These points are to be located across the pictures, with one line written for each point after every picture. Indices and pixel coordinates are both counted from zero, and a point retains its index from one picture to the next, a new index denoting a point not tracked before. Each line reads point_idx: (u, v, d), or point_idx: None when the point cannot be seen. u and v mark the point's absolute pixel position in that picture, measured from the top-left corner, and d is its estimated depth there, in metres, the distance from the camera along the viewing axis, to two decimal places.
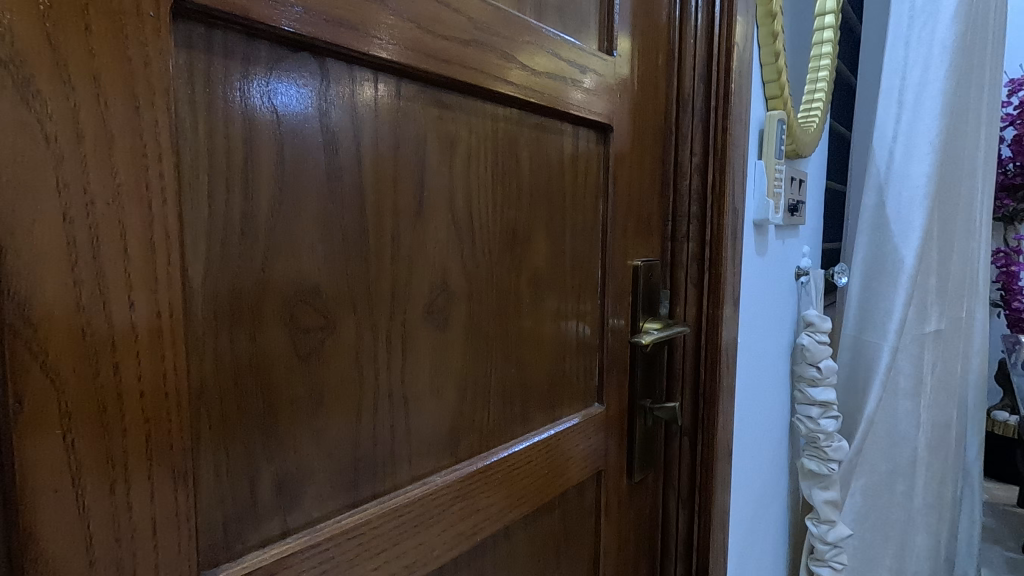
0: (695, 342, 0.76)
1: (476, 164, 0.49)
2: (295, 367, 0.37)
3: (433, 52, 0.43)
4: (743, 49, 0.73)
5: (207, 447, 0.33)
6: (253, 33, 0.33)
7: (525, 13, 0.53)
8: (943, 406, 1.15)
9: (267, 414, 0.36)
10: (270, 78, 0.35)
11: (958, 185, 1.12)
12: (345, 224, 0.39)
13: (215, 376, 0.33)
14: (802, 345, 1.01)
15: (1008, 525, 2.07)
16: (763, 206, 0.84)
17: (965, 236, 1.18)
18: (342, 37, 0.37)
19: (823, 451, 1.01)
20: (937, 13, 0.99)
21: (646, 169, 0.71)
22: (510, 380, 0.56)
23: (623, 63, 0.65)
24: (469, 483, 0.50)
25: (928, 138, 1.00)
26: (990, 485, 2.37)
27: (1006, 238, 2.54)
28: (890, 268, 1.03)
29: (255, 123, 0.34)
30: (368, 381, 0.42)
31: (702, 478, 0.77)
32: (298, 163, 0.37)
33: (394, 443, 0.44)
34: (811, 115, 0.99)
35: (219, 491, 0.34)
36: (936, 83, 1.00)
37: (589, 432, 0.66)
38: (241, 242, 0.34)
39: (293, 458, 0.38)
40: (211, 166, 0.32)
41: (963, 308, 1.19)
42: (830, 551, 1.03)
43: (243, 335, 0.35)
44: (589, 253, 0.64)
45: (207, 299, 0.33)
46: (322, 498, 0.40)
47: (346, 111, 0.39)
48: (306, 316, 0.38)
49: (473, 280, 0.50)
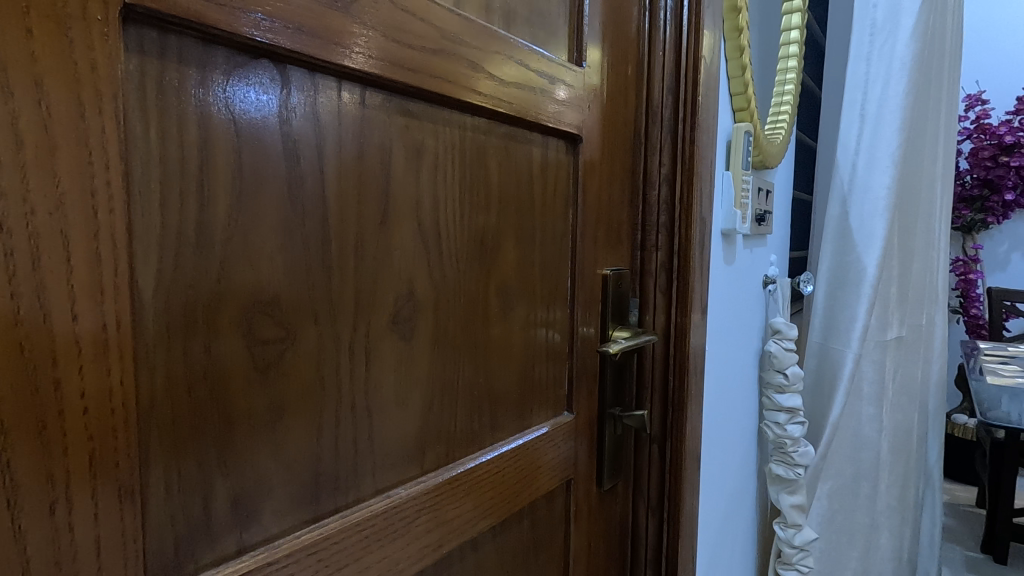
0: (664, 350, 0.76)
1: (444, 171, 0.49)
2: (252, 379, 0.36)
3: (400, 61, 0.43)
4: (710, 63, 0.75)
5: (157, 463, 0.32)
6: (209, 39, 0.33)
7: (494, 23, 0.53)
8: (904, 411, 1.19)
9: (223, 427, 0.35)
10: (229, 84, 0.34)
11: (917, 196, 1.15)
12: (307, 232, 0.39)
13: (167, 391, 0.32)
14: (770, 352, 1.03)
15: (967, 525, 2.14)
16: (731, 216, 0.86)
17: (925, 246, 1.22)
18: (304, 44, 0.36)
19: (790, 456, 1.02)
20: (896, 31, 1.02)
21: (615, 179, 0.72)
22: (478, 389, 0.55)
23: (592, 74, 0.66)
24: (435, 494, 0.49)
25: (888, 151, 1.04)
26: (951, 485, 2.47)
27: (964, 247, 2.68)
28: (853, 277, 1.06)
29: (211, 128, 0.34)
30: (330, 392, 0.41)
31: (671, 485, 0.77)
32: (256, 170, 0.36)
33: (357, 456, 0.43)
34: (778, 128, 1.01)
35: (170, 508, 0.33)
36: (896, 97, 1.03)
37: (559, 440, 0.66)
38: (196, 253, 0.33)
39: (251, 472, 0.37)
40: (164, 173, 0.31)
41: (922, 316, 1.23)
42: (797, 554, 1.04)
43: (198, 347, 0.34)
44: (559, 262, 0.65)
45: (159, 311, 0.32)
46: (281, 514, 0.39)
47: (309, 116, 0.38)
48: (264, 327, 0.37)
49: (441, 289, 0.50)
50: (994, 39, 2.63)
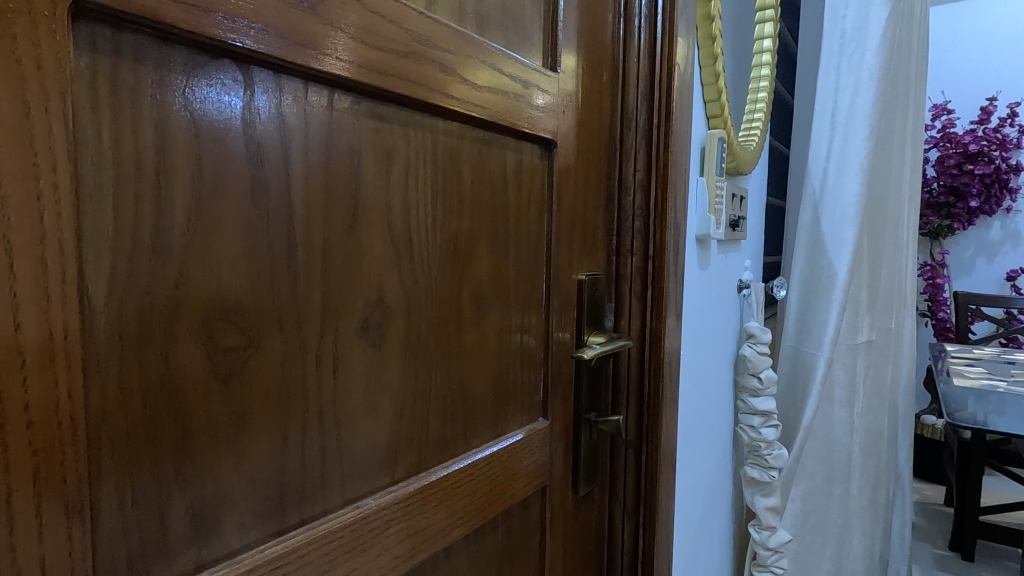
0: (639, 355, 0.77)
1: (416, 175, 0.48)
2: (213, 389, 0.35)
3: (370, 63, 0.42)
4: (683, 70, 0.75)
5: (109, 478, 0.31)
6: (167, 37, 0.32)
7: (467, 26, 0.52)
8: (874, 413, 1.21)
9: (180, 439, 0.34)
10: (190, 84, 0.33)
11: (886, 202, 1.18)
12: (272, 237, 0.38)
13: (120, 402, 0.31)
14: (745, 356, 1.04)
15: (935, 523, 2.20)
16: (705, 222, 0.87)
17: (893, 252, 1.26)
18: (269, 44, 0.36)
19: (764, 459, 1.03)
20: (864, 41, 1.05)
21: (591, 185, 0.72)
22: (451, 396, 0.54)
23: (567, 80, 0.66)
24: (406, 504, 0.48)
25: (858, 158, 1.06)
26: (920, 485, 2.53)
27: (932, 252, 2.76)
28: (825, 282, 1.08)
29: (169, 129, 0.32)
30: (296, 401, 0.40)
31: (647, 489, 0.77)
32: (217, 172, 0.35)
33: (325, 466, 0.42)
34: (752, 134, 1.02)
35: (123, 524, 0.31)
36: (865, 106, 1.05)
37: (534, 446, 0.66)
38: (153, 259, 0.32)
39: (211, 485, 0.35)
40: (117, 175, 0.30)
41: (891, 319, 1.26)
42: (771, 556, 1.05)
43: (154, 356, 0.32)
44: (534, 267, 0.64)
45: (111, 319, 0.30)
46: (244, 528, 0.37)
47: (273, 118, 0.37)
48: (226, 334, 0.36)
49: (412, 295, 0.49)
50: (958, 51, 2.72)
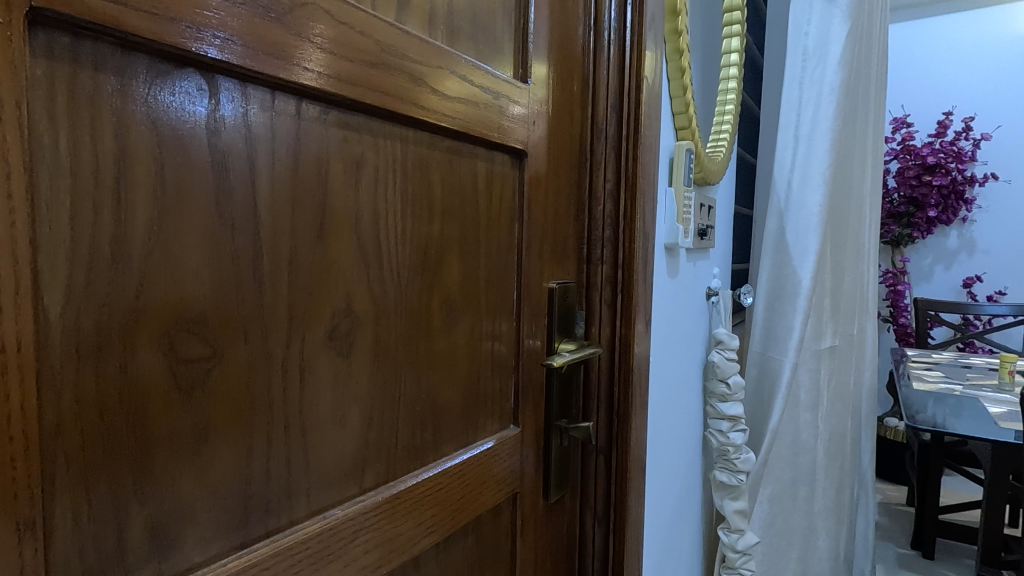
0: (609, 361, 0.78)
1: (385, 185, 0.49)
2: (174, 401, 0.35)
3: (340, 74, 0.42)
4: (652, 82, 0.77)
5: (63, 493, 0.30)
6: (128, 45, 0.31)
7: (437, 38, 0.53)
8: (838, 416, 1.25)
9: (140, 451, 0.33)
10: (153, 92, 0.33)
11: (847, 212, 1.22)
12: (236, 247, 0.37)
13: (76, 415, 0.30)
14: (713, 362, 1.06)
15: (898, 523, 2.27)
16: (673, 231, 0.89)
17: (855, 260, 1.30)
18: (235, 54, 0.36)
19: (733, 462, 1.05)
20: (825, 58, 1.08)
21: (561, 194, 0.73)
22: (421, 405, 0.54)
23: (537, 90, 0.66)
24: (374, 514, 0.48)
25: (820, 170, 1.09)
26: (884, 485, 2.61)
27: (893, 260, 2.86)
28: (790, 289, 1.11)
29: (129, 135, 0.32)
30: (261, 410, 0.40)
31: (617, 495, 0.78)
32: (180, 181, 0.34)
33: (290, 477, 0.42)
34: (719, 145, 1.05)
35: (78, 541, 0.31)
36: (826, 120, 1.09)
37: (505, 453, 0.66)
38: (112, 269, 0.32)
39: (172, 499, 0.35)
40: (75, 185, 0.30)
41: (854, 325, 1.31)
42: (740, 558, 1.06)
43: (112, 367, 0.32)
44: (504, 275, 0.65)
45: (67, 330, 0.30)
46: (206, 542, 0.37)
47: (239, 127, 0.37)
48: (188, 345, 0.35)
49: (381, 303, 0.49)
50: (917, 66, 2.83)
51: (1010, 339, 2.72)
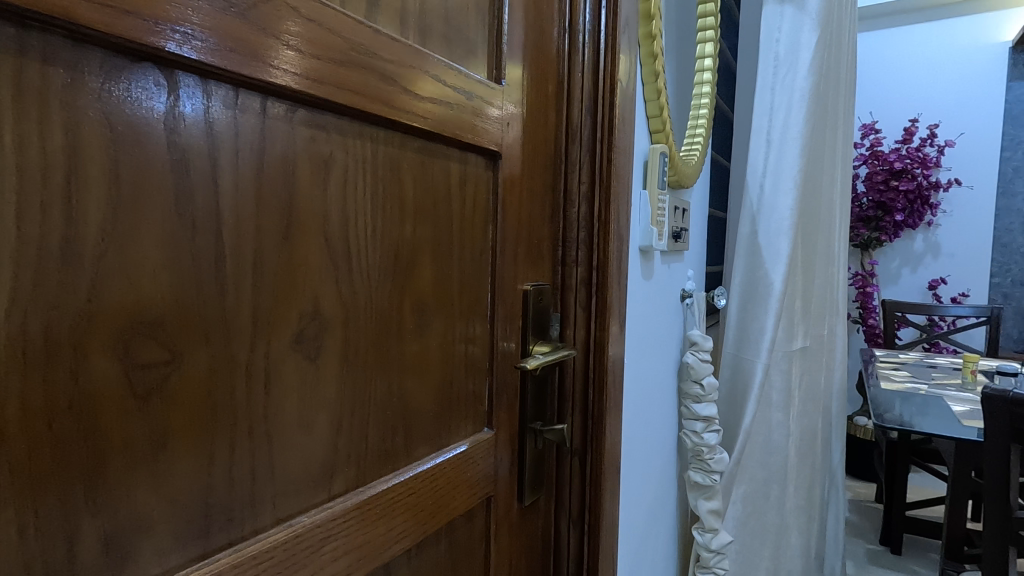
0: (583, 363, 0.78)
1: (354, 186, 0.48)
2: (130, 408, 0.33)
3: (308, 72, 0.41)
4: (626, 86, 0.78)
5: (8, 507, 0.29)
6: (81, 38, 0.30)
7: (408, 36, 0.52)
8: (807, 417, 1.28)
9: (92, 460, 0.32)
10: (108, 87, 0.32)
11: (818, 215, 1.24)
12: (198, 248, 0.36)
13: (21, 422, 0.29)
14: (688, 363, 1.07)
15: (868, 520, 2.32)
16: (648, 233, 0.89)
17: (825, 262, 1.33)
18: (196, 50, 0.34)
19: (706, 463, 1.06)
20: (796, 64, 1.10)
21: (536, 195, 0.73)
22: (392, 410, 0.54)
23: (512, 91, 0.66)
24: (342, 520, 0.47)
25: (791, 174, 1.11)
26: (854, 483, 2.67)
27: (863, 262, 2.94)
28: (762, 291, 1.12)
29: (81, 130, 0.31)
30: (224, 415, 0.38)
31: (591, 496, 0.78)
32: (137, 179, 0.33)
33: (254, 485, 0.41)
34: (693, 149, 1.06)
35: (23, 555, 0.29)
36: (797, 126, 1.11)
37: (479, 456, 0.66)
38: (61, 271, 0.30)
39: (128, 509, 0.34)
40: (22, 183, 0.29)
41: (824, 327, 1.33)
42: (713, 558, 1.07)
43: (62, 373, 0.30)
44: (478, 277, 0.64)
45: (13, 334, 0.29)
46: (163, 553, 0.36)
47: (200, 124, 0.36)
48: (145, 350, 0.34)
49: (350, 306, 0.48)
50: (885, 74, 2.91)
51: (973, 339, 2.81)
